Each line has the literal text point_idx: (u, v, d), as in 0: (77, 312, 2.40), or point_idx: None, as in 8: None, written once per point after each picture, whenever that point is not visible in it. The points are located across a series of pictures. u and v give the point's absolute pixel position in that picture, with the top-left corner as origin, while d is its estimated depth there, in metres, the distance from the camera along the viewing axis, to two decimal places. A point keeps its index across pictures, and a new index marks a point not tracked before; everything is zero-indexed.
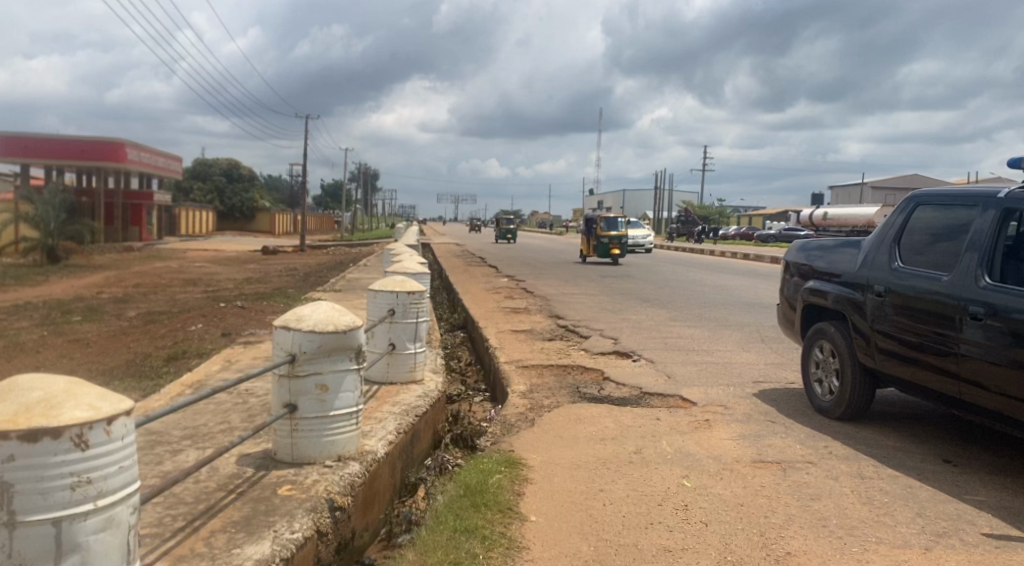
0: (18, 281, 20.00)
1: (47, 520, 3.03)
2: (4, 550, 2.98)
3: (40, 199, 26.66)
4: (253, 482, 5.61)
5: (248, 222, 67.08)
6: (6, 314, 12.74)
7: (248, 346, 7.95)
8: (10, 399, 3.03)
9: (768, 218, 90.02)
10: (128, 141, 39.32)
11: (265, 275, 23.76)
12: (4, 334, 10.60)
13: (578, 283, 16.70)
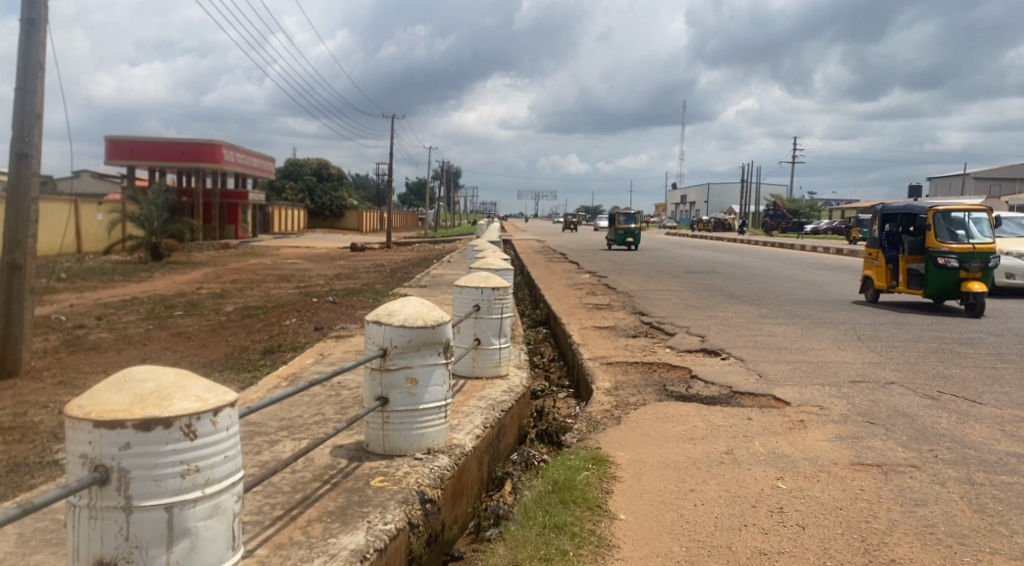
0: (126, 277, 21.12)
1: (159, 505, 3.17)
2: (121, 533, 3.14)
3: (145, 199, 28.03)
4: (346, 473, 5.76)
5: (335, 220, 69.04)
6: (116, 308, 13.42)
7: (339, 340, 8.16)
8: (125, 390, 3.20)
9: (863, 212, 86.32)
10: (225, 142, 41.02)
11: (353, 271, 24.32)
12: (114, 327, 11.21)
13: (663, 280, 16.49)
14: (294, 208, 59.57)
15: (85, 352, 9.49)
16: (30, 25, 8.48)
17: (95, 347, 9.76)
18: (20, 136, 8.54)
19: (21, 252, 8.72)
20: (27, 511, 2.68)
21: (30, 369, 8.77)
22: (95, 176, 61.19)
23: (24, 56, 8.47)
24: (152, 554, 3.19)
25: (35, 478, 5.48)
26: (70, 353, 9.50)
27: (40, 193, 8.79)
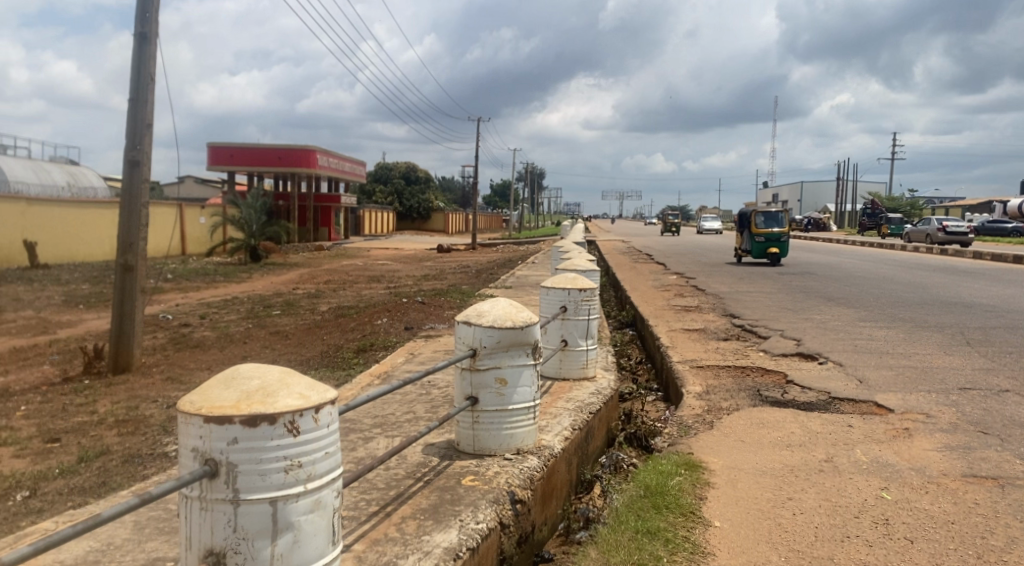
0: (228, 278, 22.09)
1: (265, 499, 3.28)
2: (229, 525, 3.27)
3: (244, 203, 29.16)
4: (438, 471, 5.84)
5: (423, 222, 70.49)
6: (218, 307, 14.04)
7: (429, 340, 8.29)
8: (234, 387, 3.34)
9: (968, 210, 81.95)
10: (319, 148, 42.53)
11: (440, 272, 24.78)
12: (217, 326, 11.72)
13: (755, 281, 16.12)
14: (383, 210, 60.81)
15: (190, 350, 9.95)
16: (142, 39, 8.95)
17: (199, 345, 10.23)
18: (133, 145, 9.02)
19: (133, 254, 9.17)
20: (146, 501, 2.83)
21: (141, 365, 9.26)
22: (198, 181, 64.15)
23: (137, 69, 8.94)
24: (258, 546, 3.30)
25: (147, 469, 5.77)
26: (177, 350, 9.99)
27: (151, 197, 9.23)
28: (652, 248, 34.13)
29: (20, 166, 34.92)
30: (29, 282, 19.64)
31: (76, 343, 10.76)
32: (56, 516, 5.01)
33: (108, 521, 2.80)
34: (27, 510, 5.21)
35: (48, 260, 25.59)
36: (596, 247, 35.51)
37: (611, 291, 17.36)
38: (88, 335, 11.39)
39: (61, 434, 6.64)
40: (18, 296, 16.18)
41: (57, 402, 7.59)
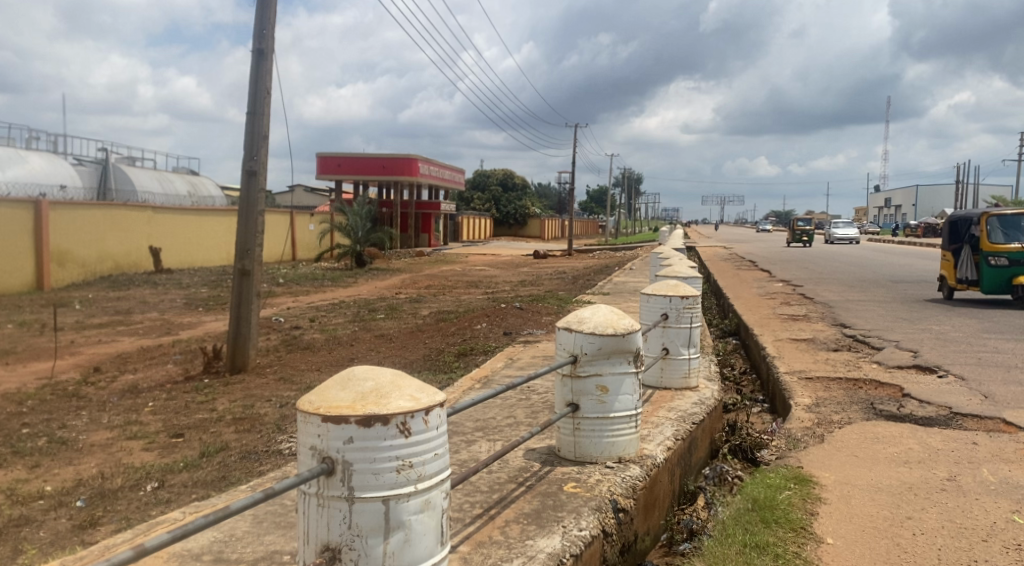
0: (334, 283, 22.90)
1: (378, 498, 3.38)
2: (345, 522, 3.38)
3: (350, 209, 30.01)
4: (540, 477, 5.86)
5: (521, 228, 71.13)
6: (326, 311, 14.59)
7: (528, 346, 8.34)
8: (349, 388, 3.46)
9: None
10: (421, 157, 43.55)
11: (537, 278, 24.93)
12: (325, 328, 12.16)
13: (867, 290, 15.47)
14: (479, 217, 61.49)
15: (300, 351, 10.36)
16: (260, 55, 9.39)
17: (309, 347, 10.65)
18: (251, 156, 9.46)
19: (250, 259, 9.58)
20: (270, 495, 2.96)
21: (256, 365, 9.70)
22: (305, 190, 66.69)
23: (255, 83, 9.39)
24: (371, 543, 3.40)
25: (263, 465, 6.04)
26: (288, 351, 10.43)
27: (266, 206, 9.64)
28: (757, 254, 33.14)
29: (148, 176, 37.31)
30: (155, 286, 20.93)
31: (196, 343, 11.40)
32: (183, 507, 5.31)
33: (237, 513, 2.96)
34: (156, 501, 5.54)
35: (171, 265, 27.16)
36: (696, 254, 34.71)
37: (714, 298, 16.98)
38: (207, 336, 12.06)
39: (184, 430, 7.04)
40: (147, 298, 17.30)
41: (180, 399, 8.06)
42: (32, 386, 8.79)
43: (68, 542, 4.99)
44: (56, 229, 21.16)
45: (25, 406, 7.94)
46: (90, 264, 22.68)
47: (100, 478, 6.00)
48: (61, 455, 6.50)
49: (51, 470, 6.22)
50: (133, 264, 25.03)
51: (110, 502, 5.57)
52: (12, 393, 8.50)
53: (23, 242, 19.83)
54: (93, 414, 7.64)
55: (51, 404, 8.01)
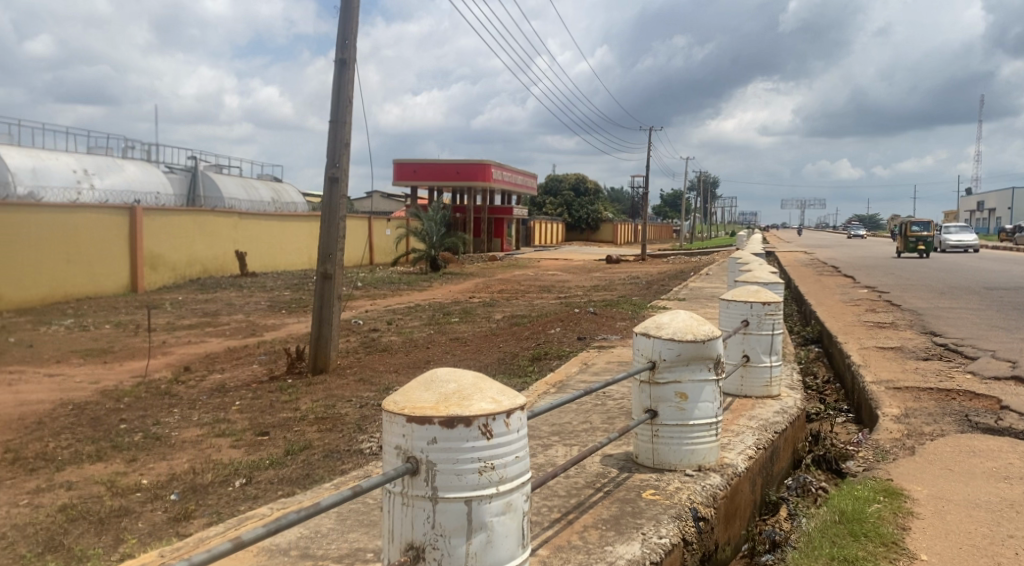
0: (409, 286, 23.25)
1: (460, 498, 3.41)
2: (428, 521, 3.43)
3: (425, 215, 30.43)
4: (617, 483, 5.83)
5: (593, 233, 70.98)
6: (402, 314, 14.87)
7: (603, 351, 8.31)
8: (433, 389, 3.50)
9: None
10: (494, 162, 43.93)
11: (611, 283, 24.82)
12: (401, 331, 12.40)
13: (960, 297, 14.81)
14: (551, 221, 61.51)
15: (379, 353, 10.58)
16: (342, 64, 9.62)
17: (387, 348, 10.85)
18: (333, 162, 9.71)
19: (332, 263, 9.79)
20: (358, 493, 3.01)
21: (336, 366, 9.94)
22: (381, 196, 68.00)
23: (337, 92, 9.63)
24: (454, 543, 3.43)
25: (345, 464, 6.18)
26: (367, 353, 10.66)
27: (348, 212, 9.85)
28: (840, 259, 32.09)
29: (235, 184, 38.70)
30: (240, 288, 21.67)
31: (279, 344, 11.77)
32: (270, 503, 5.47)
33: (327, 509, 3.02)
34: (245, 496, 5.73)
35: (255, 269, 28.07)
36: (775, 260, 33.75)
37: (796, 305, 16.54)
38: (290, 337, 12.44)
39: (269, 428, 7.27)
40: (233, 300, 17.94)
41: (265, 399, 8.32)
42: (127, 384, 9.23)
43: (164, 533, 5.21)
44: (148, 234, 22.12)
45: (122, 403, 8.34)
46: (180, 268, 23.63)
47: (192, 473, 6.25)
48: (155, 450, 6.80)
49: (146, 464, 6.51)
50: (219, 267, 25.99)
51: (202, 496, 5.80)
52: (109, 390, 8.94)
53: (119, 246, 20.82)
54: (184, 411, 7.97)
55: (145, 401, 8.38)
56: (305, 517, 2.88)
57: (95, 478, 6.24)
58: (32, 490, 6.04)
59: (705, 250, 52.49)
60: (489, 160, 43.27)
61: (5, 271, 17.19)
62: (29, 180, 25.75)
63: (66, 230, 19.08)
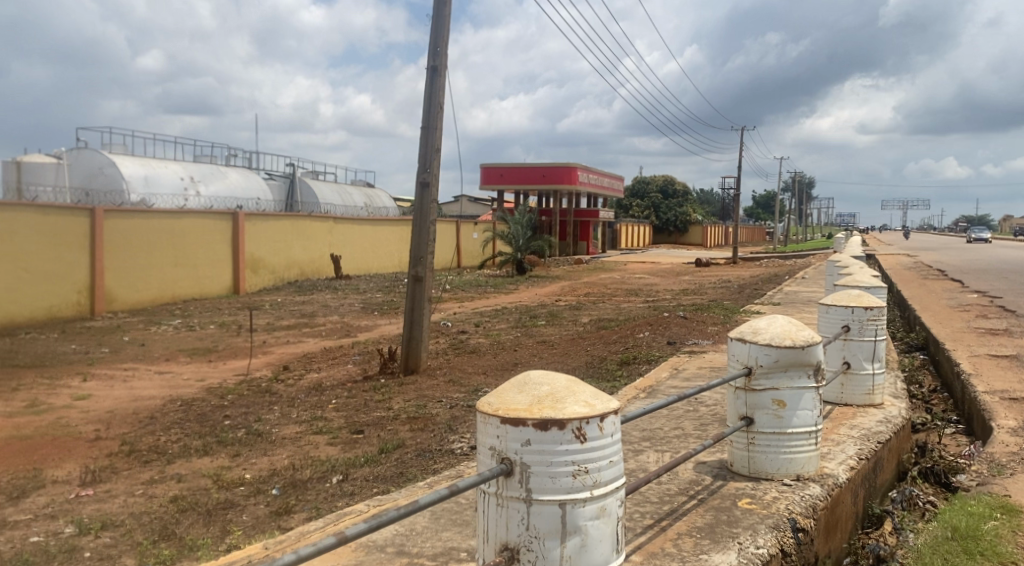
0: (496, 289, 23.47)
1: (554, 501, 3.40)
2: (523, 523, 3.44)
3: (512, 218, 30.65)
4: (712, 490, 5.71)
5: (682, 236, 70.03)
6: (489, 316, 15.04)
7: (693, 357, 8.18)
8: (526, 391, 3.53)
9: None
10: (580, 165, 43.86)
11: (701, 287, 24.40)
12: (489, 333, 12.54)
13: None
14: (638, 224, 60.98)
15: (467, 355, 10.72)
16: (433, 71, 9.79)
17: (475, 350, 10.98)
18: (424, 168, 9.90)
19: (422, 266, 9.94)
20: (454, 493, 3.05)
21: (427, 367, 10.11)
22: (469, 199, 68.91)
23: (429, 98, 9.81)
24: (549, 546, 3.43)
25: (437, 464, 6.28)
26: (456, 355, 10.79)
27: (438, 216, 10.00)
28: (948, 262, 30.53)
29: (330, 189, 40.01)
30: (335, 291, 22.36)
31: (372, 345, 12.10)
32: (367, 500, 5.61)
33: (425, 507, 3.06)
34: (342, 492, 5.90)
35: (349, 272, 28.89)
36: (875, 263, 32.39)
37: (899, 310, 15.88)
38: (382, 338, 12.76)
39: (364, 427, 7.46)
40: (329, 302, 18.53)
41: (359, 398, 8.54)
42: (231, 382, 9.66)
43: (267, 527, 5.41)
44: (250, 238, 23.12)
45: (226, 399, 8.73)
46: (279, 271, 24.58)
47: (292, 469, 6.47)
48: (257, 446, 7.08)
49: (249, 459, 6.78)
50: (316, 270, 26.91)
51: (301, 492, 6.00)
52: (214, 387, 9.39)
53: (222, 250, 21.85)
54: (284, 409, 8.27)
55: (248, 398, 8.76)
56: (405, 514, 2.93)
57: (203, 471, 6.56)
58: (146, 481, 6.39)
59: (800, 253, 50.84)
60: (575, 163, 43.22)
61: (120, 273, 18.26)
62: (140, 188, 27.13)
63: (175, 234, 20.11)
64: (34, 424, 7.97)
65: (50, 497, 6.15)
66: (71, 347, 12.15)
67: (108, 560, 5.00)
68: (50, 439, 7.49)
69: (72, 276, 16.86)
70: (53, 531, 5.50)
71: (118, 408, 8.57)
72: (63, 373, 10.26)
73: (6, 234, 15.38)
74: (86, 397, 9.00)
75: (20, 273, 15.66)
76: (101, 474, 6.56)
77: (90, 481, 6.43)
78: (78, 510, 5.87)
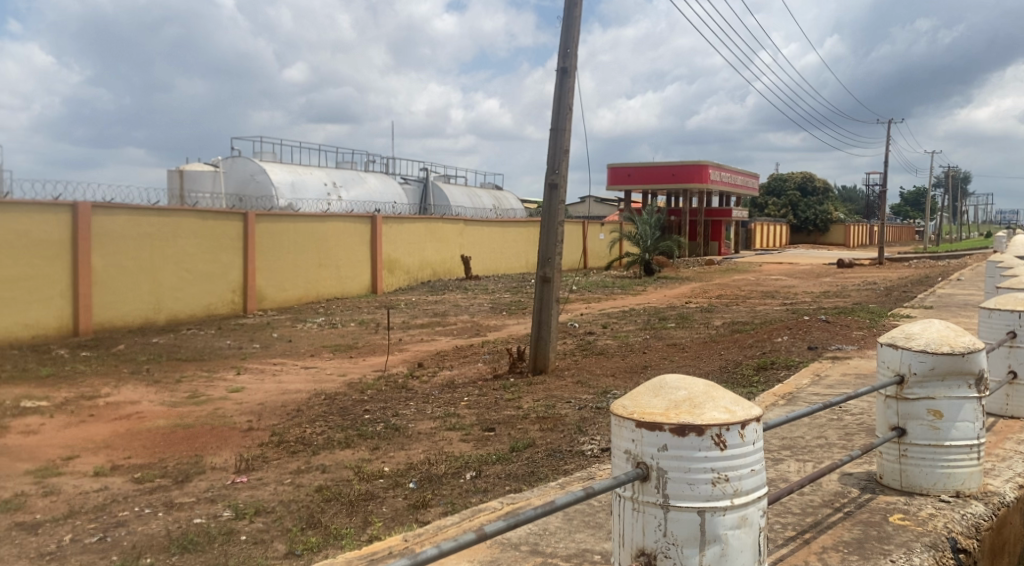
0: (626, 291, 23.21)
1: (693, 508, 3.32)
2: (660, 529, 3.37)
3: (641, 218, 30.27)
4: (859, 504, 5.40)
5: (821, 235, 66.75)
6: (619, 318, 14.91)
7: (838, 364, 7.78)
8: (663, 396, 3.45)
9: None
10: (711, 163, 42.73)
11: (846, 289, 23.07)
12: (619, 335, 12.44)
13: None
14: (773, 223, 58.69)
15: (596, 356, 10.68)
16: (564, 73, 9.82)
17: (604, 352, 10.94)
18: (553, 169, 9.95)
19: (551, 267, 10.00)
20: (592, 494, 3.04)
21: (555, 368, 10.16)
22: (597, 199, 68.58)
23: (558, 101, 9.86)
24: (687, 553, 3.34)
25: (568, 465, 6.29)
26: (584, 356, 10.79)
27: (566, 216, 9.99)
28: None
29: (458, 191, 41.02)
30: (466, 291, 22.88)
31: (501, 344, 12.28)
32: (500, 498, 5.70)
33: (562, 508, 3.06)
34: (476, 489, 6.02)
35: (478, 272, 29.47)
36: None
37: None
38: (510, 338, 12.93)
39: (495, 425, 7.60)
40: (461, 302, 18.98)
41: (489, 396, 8.69)
42: (369, 377, 10.09)
43: (406, 519, 5.60)
44: (387, 240, 24.06)
45: (365, 395, 9.13)
46: (413, 272, 25.45)
47: (428, 464, 6.68)
48: (395, 440, 7.36)
49: (387, 453, 7.06)
50: (446, 270, 27.63)
51: (436, 486, 6.18)
52: (354, 382, 9.84)
53: (360, 251, 22.86)
54: (418, 405, 8.55)
55: (386, 394, 9.11)
56: (543, 514, 2.95)
57: (345, 463, 6.89)
58: (294, 470, 6.78)
59: (954, 252, 47.11)
60: (705, 160, 42.12)
61: (268, 273, 19.46)
62: (286, 193, 28.90)
63: (319, 237, 21.20)
64: (196, 413, 8.65)
65: (210, 482, 6.64)
66: (226, 342, 13.09)
67: (262, 544, 5.34)
68: (210, 428, 8.10)
69: (226, 276, 18.14)
70: (213, 514, 5.94)
71: (268, 401, 9.13)
72: (220, 366, 11.06)
73: (168, 238, 16.73)
74: (239, 389, 9.66)
75: (181, 274, 17.01)
76: (253, 462, 7.02)
77: (244, 468, 6.88)
78: (234, 495, 6.31)
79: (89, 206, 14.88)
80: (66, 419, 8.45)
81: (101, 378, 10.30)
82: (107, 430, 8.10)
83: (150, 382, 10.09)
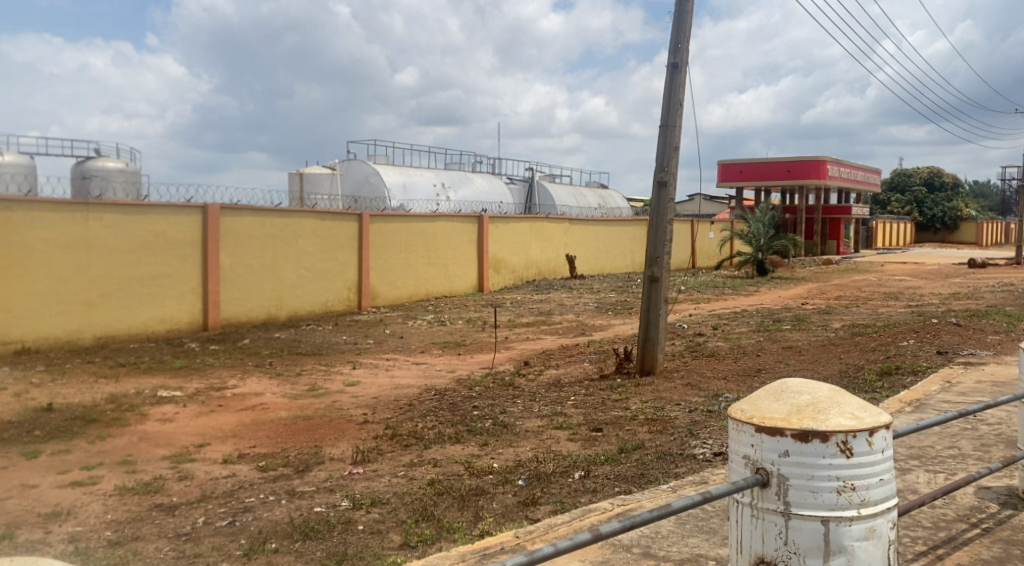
0: (737, 291, 22.55)
1: (817, 517, 3.19)
2: (781, 537, 3.26)
3: (754, 217, 29.37)
4: (999, 521, 5.05)
5: (949, 234, 62.62)
6: (730, 319, 14.52)
7: (972, 371, 7.30)
8: (784, 400, 3.32)
9: None
10: (830, 158, 40.96)
11: (978, 291, 21.58)
12: (730, 336, 12.11)
13: None
14: (895, 222, 55.58)
15: (705, 358, 10.44)
16: (674, 68, 9.65)
17: (714, 353, 10.69)
18: (662, 166, 9.80)
19: (659, 266, 9.86)
20: (711, 499, 2.98)
21: (663, 368, 10.02)
22: (705, 196, 66.91)
23: (669, 97, 9.69)
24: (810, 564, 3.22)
25: (679, 468, 6.18)
26: (693, 358, 10.58)
27: (675, 215, 9.81)
28: None
29: (564, 191, 41.06)
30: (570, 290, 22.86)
31: (608, 344, 12.20)
32: (610, 498, 5.67)
33: (678, 511, 3.01)
34: (585, 489, 6.00)
35: (583, 272, 29.40)
36: None
37: None
38: (617, 338, 12.83)
39: (602, 425, 7.56)
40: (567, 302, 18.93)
41: (596, 396, 8.66)
42: (477, 374, 10.27)
43: (516, 516, 5.66)
44: (492, 239, 24.37)
45: (473, 391, 9.29)
46: (518, 271, 25.65)
47: (536, 461, 6.72)
48: (504, 437, 7.44)
49: (496, 449, 7.16)
50: (551, 270, 27.69)
51: (546, 485, 6.20)
52: (463, 379, 10.02)
53: (466, 250, 23.22)
54: (526, 403, 8.61)
55: (494, 391, 9.24)
56: (659, 517, 2.89)
57: (455, 458, 7.03)
58: (406, 463, 6.98)
59: None
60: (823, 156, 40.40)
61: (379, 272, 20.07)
62: (398, 194, 29.76)
63: (428, 237, 21.68)
64: (315, 405, 9.04)
65: (329, 472, 6.92)
66: (342, 338, 13.60)
67: (378, 534, 5.51)
68: (327, 420, 8.44)
69: (340, 275, 18.83)
70: (331, 503, 6.19)
71: (381, 395, 9.44)
72: (337, 361, 11.51)
73: (288, 237, 17.51)
74: (354, 383, 10.03)
75: (300, 272, 17.79)
76: (368, 454, 7.27)
77: (360, 460, 7.13)
78: (351, 486, 6.55)
79: (218, 207, 15.77)
80: (197, 409, 9.01)
81: (229, 370, 10.93)
82: (234, 420, 8.58)
83: (273, 375, 10.62)
